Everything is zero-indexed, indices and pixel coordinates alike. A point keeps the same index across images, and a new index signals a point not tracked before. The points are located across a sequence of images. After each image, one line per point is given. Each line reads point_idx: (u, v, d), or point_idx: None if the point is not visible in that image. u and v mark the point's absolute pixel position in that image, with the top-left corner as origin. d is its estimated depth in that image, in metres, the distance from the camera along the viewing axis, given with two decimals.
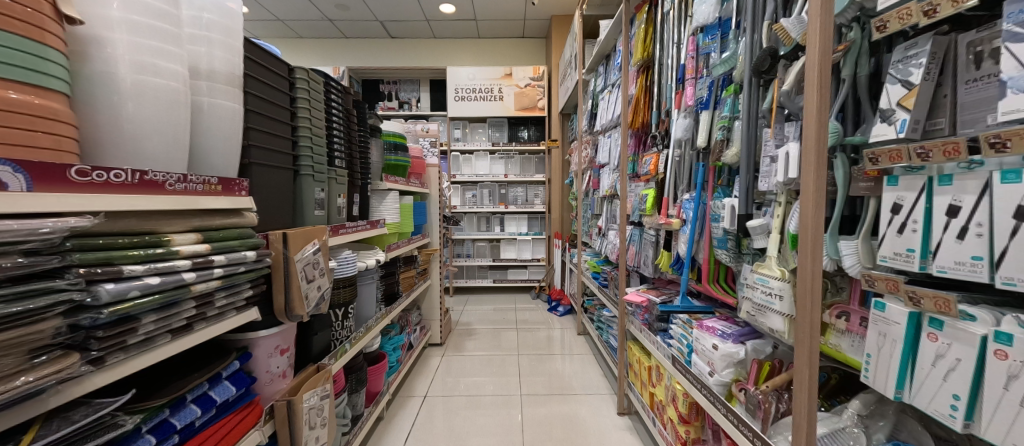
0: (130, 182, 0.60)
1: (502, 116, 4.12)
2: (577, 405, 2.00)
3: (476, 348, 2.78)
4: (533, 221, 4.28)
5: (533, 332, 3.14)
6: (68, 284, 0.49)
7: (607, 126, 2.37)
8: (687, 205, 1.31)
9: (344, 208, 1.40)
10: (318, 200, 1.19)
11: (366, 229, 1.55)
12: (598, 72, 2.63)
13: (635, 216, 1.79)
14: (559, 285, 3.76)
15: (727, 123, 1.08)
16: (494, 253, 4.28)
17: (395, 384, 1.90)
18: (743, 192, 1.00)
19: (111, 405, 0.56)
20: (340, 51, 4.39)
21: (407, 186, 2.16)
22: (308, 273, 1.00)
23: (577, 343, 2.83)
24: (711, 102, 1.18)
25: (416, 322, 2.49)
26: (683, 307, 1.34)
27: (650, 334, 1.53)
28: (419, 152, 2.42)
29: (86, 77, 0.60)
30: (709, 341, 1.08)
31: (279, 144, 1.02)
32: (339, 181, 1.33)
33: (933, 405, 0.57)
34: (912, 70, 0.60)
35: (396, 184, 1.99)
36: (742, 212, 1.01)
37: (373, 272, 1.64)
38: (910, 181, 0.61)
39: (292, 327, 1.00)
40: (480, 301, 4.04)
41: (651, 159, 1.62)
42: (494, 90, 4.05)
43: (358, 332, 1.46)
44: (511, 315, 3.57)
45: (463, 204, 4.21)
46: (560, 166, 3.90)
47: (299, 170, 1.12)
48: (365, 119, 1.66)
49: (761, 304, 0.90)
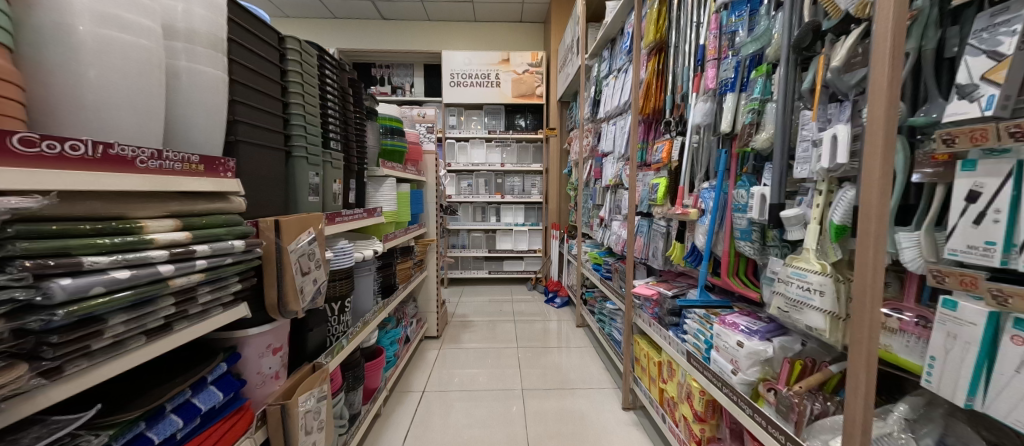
0: (91, 156, 0.50)
1: (499, 103, 4.00)
2: (580, 400, 1.94)
3: (473, 341, 2.71)
4: (529, 212, 4.20)
5: (530, 324, 3.08)
6: (10, 279, 0.39)
7: (612, 113, 2.29)
8: (706, 194, 1.24)
9: (340, 195, 1.29)
10: (312, 186, 1.08)
11: (363, 218, 1.46)
12: (602, 57, 2.54)
13: (644, 206, 1.72)
14: (556, 276, 3.71)
15: (758, 107, 1.01)
16: (490, 244, 4.19)
17: (393, 380, 1.81)
18: (776, 180, 0.93)
19: (72, 424, 0.47)
20: (331, 32, 4.19)
21: (404, 174, 2.05)
22: (303, 265, 0.90)
23: (576, 336, 2.78)
24: (737, 84, 1.11)
25: (412, 315, 2.41)
26: (701, 301, 1.27)
27: (661, 328, 1.47)
28: (415, 138, 2.31)
29: (32, 28, 0.49)
30: (732, 339, 1.02)
31: (269, 121, 0.92)
32: (334, 165, 1.23)
33: (1016, 415, 0.51)
34: (1001, 39, 0.53)
35: (393, 170, 1.89)
36: (774, 202, 0.93)
37: (370, 264, 1.54)
38: (991, 166, 0.54)
39: (284, 324, 0.91)
40: (475, 293, 3.96)
41: (664, 147, 1.54)
42: (491, 76, 3.93)
43: (355, 328, 1.38)
44: (507, 307, 3.51)
45: (459, 194, 4.10)
46: (558, 155, 3.81)
47: (290, 152, 1.01)
48: (361, 100, 1.54)
49: (795, 300, 0.84)
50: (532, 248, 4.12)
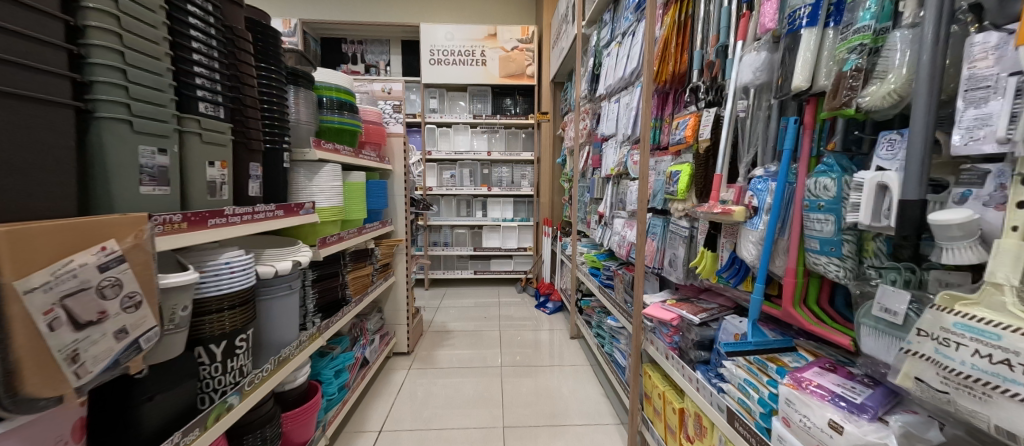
0: None
1: (485, 84, 3.57)
2: (576, 441, 1.57)
3: (450, 358, 2.32)
4: (519, 206, 3.79)
5: (518, 334, 2.70)
6: None
7: (614, 88, 1.89)
8: (758, 185, 0.85)
9: (228, 185, 0.89)
10: (151, 169, 0.68)
11: (278, 218, 1.04)
12: (602, 23, 2.13)
13: (658, 202, 1.33)
14: (548, 278, 3.32)
15: (871, 40, 0.62)
16: (475, 241, 3.79)
17: (336, 423, 1.42)
18: (916, 159, 0.54)
19: None
20: (295, 2, 3.69)
21: (355, 160, 1.64)
22: (78, 308, 0.50)
23: (570, 350, 2.39)
24: (824, 14, 0.72)
25: (374, 330, 2.02)
26: (754, 343, 0.85)
27: (684, 366, 1.09)
28: (375, 117, 1.89)
29: None
30: (819, 415, 0.63)
31: (27, 50, 0.51)
32: (214, 140, 0.82)
33: None
34: None
35: (339, 155, 1.47)
36: (913, 199, 0.53)
37: (293, 278, 1.11)
38: None
39: (44, 414, 0.50)
40: (458, 297, 3.55)
41: (688, 123, 1.15)
42: (476, 53, 3.48)
43: (264, 374, 0.98)
44: (493, 314, 3.11)
45: (441, 185, 3.67)
46: (550, 142, 3.39)
47: (95, 111, 0.61)
48: (278, 54, 1.12)
49: (970, 378, 0.46)
50: (521, 246, 3.72)
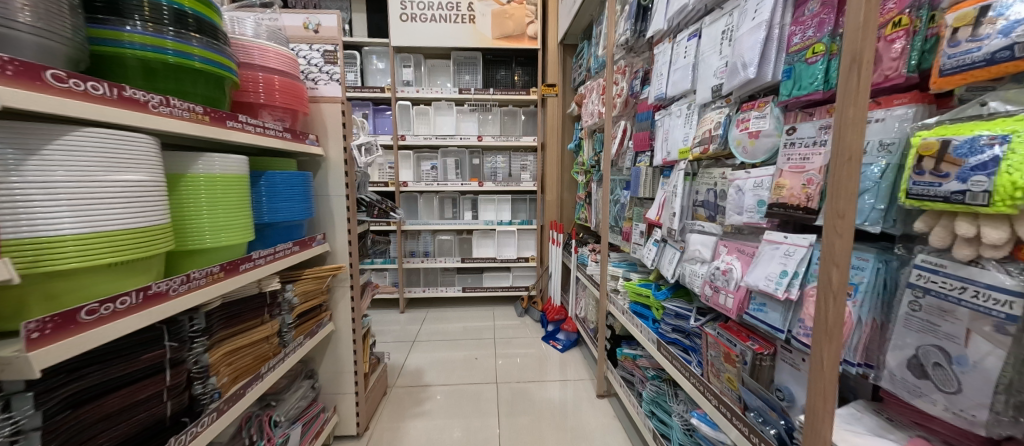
0: None
1: (474, 49, 2.75)
2: None
3: (426, 437, 1.55)
4: (517, 205, 3.01)
5: (523, 385, 1.94)
6: None
7: (693, 12, 1.10)
8: None
9: None
10: None
11: None
12: None
13: (870, 217, 0.58)
14: (558, 300, 2.56)
15: None
16: (463, 251, 3.00)
17: None
18: None
19: None
20: None
21: (228, 133, 0.87)
22: None
23: (600, 420, 1.65)
24: None
25: (296, 416, 1.23)
26: None
27: None
28: (281, 62, 1.10)
29: None
30: None
31: None
32: None
33: None
34: None
35: (162, 113, 0.70)
36: None
37: None
38: None
39: None
40: (442, 323, 2.76)
41: None
42: (461, 7, 2.65)
43: None
44: (488, 350, 2.34)
45: (419, 180, 2.85)
46: (559, 124, 2.62)
47: None
48: None
49: None
50: (522, 255, 2.94)
